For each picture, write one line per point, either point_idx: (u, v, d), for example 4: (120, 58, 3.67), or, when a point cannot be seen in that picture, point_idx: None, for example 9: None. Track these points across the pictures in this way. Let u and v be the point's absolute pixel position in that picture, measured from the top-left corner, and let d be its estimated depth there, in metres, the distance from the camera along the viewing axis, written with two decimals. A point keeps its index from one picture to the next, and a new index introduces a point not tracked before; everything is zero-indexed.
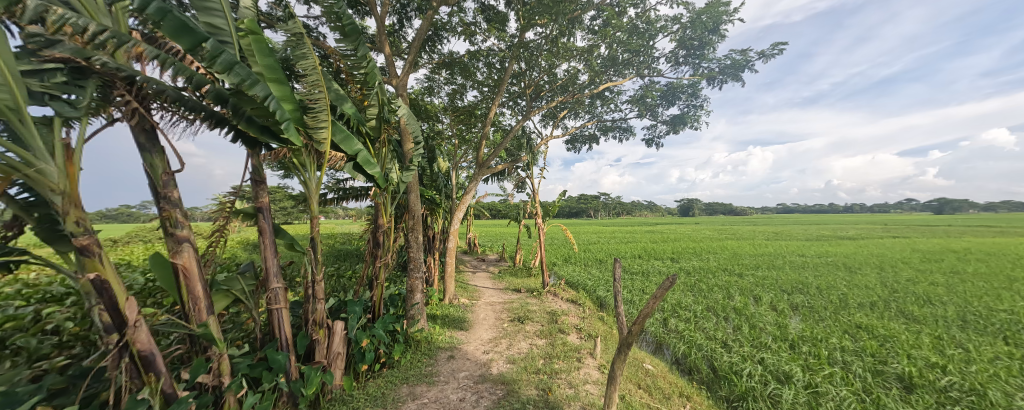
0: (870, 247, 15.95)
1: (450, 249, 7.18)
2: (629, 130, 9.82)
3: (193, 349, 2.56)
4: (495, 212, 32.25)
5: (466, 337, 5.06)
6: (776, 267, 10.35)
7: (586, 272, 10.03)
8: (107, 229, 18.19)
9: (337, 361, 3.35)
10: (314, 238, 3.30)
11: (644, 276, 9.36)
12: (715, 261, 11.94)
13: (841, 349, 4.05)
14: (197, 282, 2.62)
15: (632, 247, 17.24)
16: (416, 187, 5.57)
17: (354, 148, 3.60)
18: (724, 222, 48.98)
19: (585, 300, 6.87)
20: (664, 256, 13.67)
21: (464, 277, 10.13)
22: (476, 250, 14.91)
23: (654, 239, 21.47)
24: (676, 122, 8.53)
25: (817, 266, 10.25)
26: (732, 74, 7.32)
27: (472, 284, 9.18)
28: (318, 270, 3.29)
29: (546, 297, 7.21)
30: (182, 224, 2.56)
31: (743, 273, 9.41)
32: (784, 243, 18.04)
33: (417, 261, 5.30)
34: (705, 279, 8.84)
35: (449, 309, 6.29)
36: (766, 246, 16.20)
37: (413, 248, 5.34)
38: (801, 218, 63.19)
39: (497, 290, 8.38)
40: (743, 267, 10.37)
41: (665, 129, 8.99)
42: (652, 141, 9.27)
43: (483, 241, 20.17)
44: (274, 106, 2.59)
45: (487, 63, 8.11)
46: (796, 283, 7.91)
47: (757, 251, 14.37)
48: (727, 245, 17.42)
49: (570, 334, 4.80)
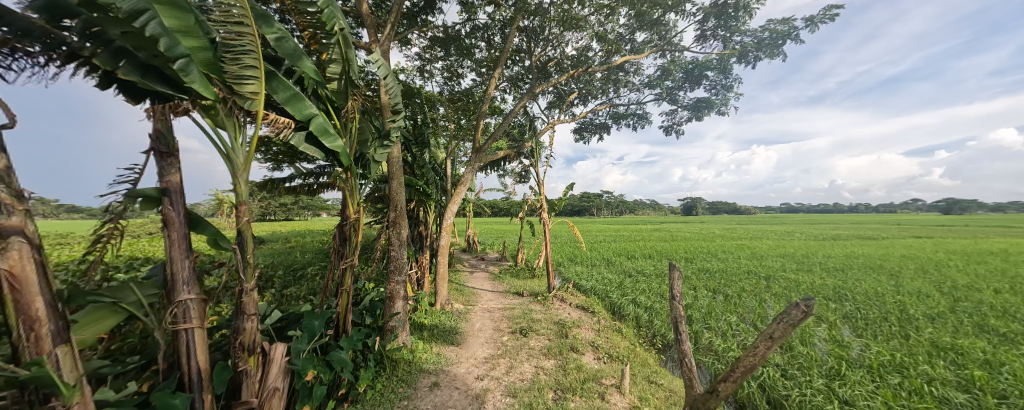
0: (897, 247, 14.94)
1: (443, 247, 6.29)
2: (645, 117, 8.89)
3: (24, 399, 1.67)
4: (497, 209, 31.37)
5: (457, 354, 4.17)
6: (805, 269, 9.38)
7: (595, 274, 9.12)
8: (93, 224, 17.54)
9: (273, 400, 2.49)
10: (242, 232, 2.39)
11: (661, 279, 8.43)
12: (735, 262, 10.99)
13: (941, 383, 3.11)
14: (37, 301, 1.63)
15: (641, 246, 16.31)
16: (400, 173, 4.69)
17: (305, 111, 2.70)
18: (731, 221, 47.92)
19: (597, 307, 5.96)
20: (678, 256, 12.71)
21: (461, 278, 9.22)
22: (476, 248, 14.04)
23: (663, 238, 20.55)
24: (699, 106, 7.62)
25: (850, 269, 9.28)
26: (769, 47, 6.32)
27: (469, 286, 8.32)
28: (247, 275, 2.40)
29: (553, 304, 6.29)
30: (10, 209, 1.55)
31: (771, 276, 8.47)
32: (803, 243, 17.03)
33: (399, 262, 4.41)
34: (730, 283, 7.92)
35: (440, 318, 5.40)
36: (785, 246, 15.23)
37: (395, 245, 4.47)
38: (809, 217, 61.97)
39: (497, 293, 7.50)
40: (768, 270, 9.42)
41: (687, 115, 8.08)
42: (671, 128, 8.36)
43: (484, 238, 19.30)
44: (148, 26, 1.78)
45: (486, 38, 7.19)
46: (837, 289, 6.94)
47: (776, 252, 13.39)
48: (742, 244, 16.42)
49: (585, 354, 3.91)
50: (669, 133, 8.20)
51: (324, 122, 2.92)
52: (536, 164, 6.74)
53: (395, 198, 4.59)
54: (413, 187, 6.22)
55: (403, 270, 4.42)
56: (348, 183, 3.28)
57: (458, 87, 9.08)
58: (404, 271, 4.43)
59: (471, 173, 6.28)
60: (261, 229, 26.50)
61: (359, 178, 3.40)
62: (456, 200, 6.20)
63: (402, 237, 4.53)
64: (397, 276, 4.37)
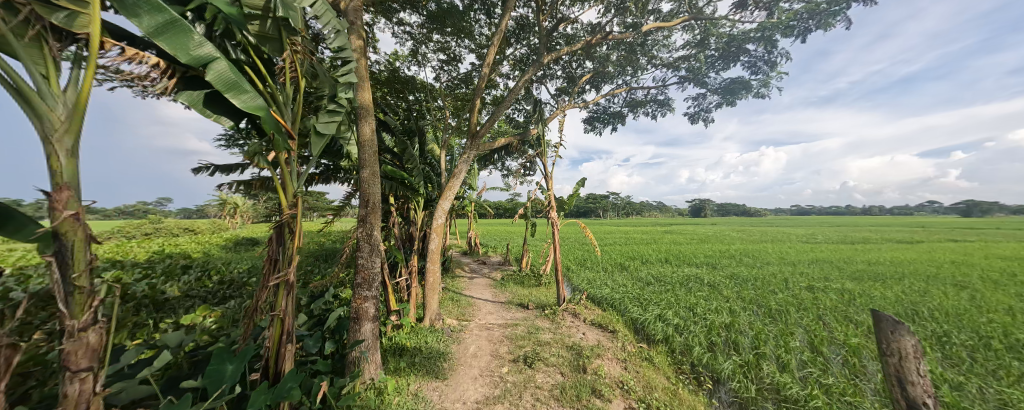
0: (940, 252, 13.61)
1: (434, 252, 5.29)
2: (666, 104, 7.92)
3: None
4: (502, 209, 30.45)
5: (443, 394, 3.21)
6: (851, 277, 8.23)
7: (609, 281, 8.12)
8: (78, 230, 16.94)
9: None
10: (61, 237, 1.44)
11: (687, 288, 7.38)
12: (765, 268, 9.86)
13: None
14: None
15: (655, 250, 15.22)
16: (374, 161, 3.75)
17: (193, 49, 1.80)
18: (743, 223, 46.36)
19: (617, 325, 4.97)
20: (698, 261, 11.61)
21: (458, 286, 8.26)
22: (477, 251, 13.14)
23: (676, 241, 19.39)
24: (734, 88, 6.62)
25: (902, 277, 8.14)
26: (825, 15, 5.25)
27: (466, 295, 7.40)
28: (75, 308, 1.47)
29: (564, 320, 5.26)
30: None
31: (814, 286, 7.38)
32: (831, 246, 15.78)
33: (368, 273, 3.42)
34: (768, 294, 6.85)
35: (426, 340, 4.42)
36: (813, 250, 14.02)
37: (363, 251, 3.48)
38: (823, 219, 60.05)
39: (498, 304, 6.56)
40: (806, 277, 8.32)
41: (716, 100, 7.09)
42: (697, 116, 7.38)
43: (487, 240, 18.41)
44: None
45: (486, 11, 6.27)
46: (904, 305, 5.82)
47: (807, 256, 12.19)
48: (765, 247, 15.24)
49: (611, 402, 2.93)
50: (696, 121, 7.26)
51: (233, 70, 1.97)
52: (545, 154, 5.75)
53: (366, 192, 3.63)
54: (399, 179, 5.26)
55: (374, 282, 3.44)
56: (285, 169, 2.32)
57: (455, 72, 8.18)
58: (375, 284, 3.45)
59: (467, 165, 5.20)
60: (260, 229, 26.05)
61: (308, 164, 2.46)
62: (447, 196, 5.19)
63: (375, 241, 3.54)
64: (364, 291, 3.36)
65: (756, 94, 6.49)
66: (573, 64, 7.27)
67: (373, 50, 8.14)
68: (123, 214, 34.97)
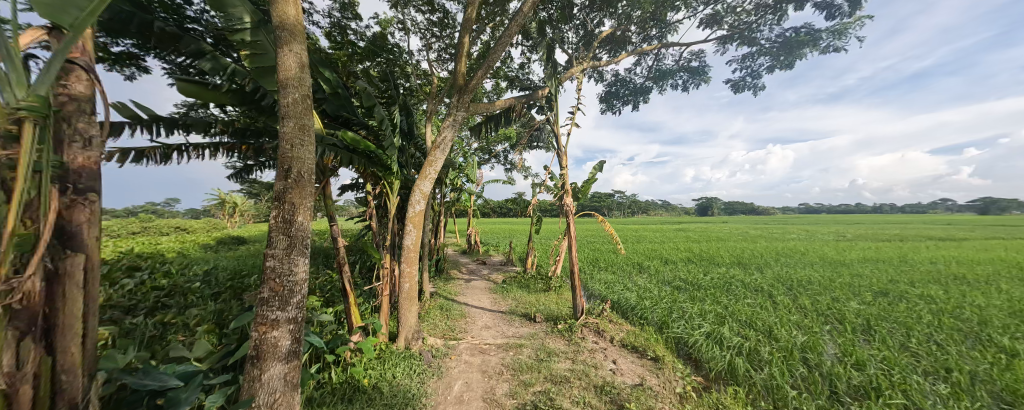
0: (998, 250, 12.05)
1: (410, 251, 3.93)
2: (700, 72, 6.63)
3: None
4: (505, 207, 29.15)
5: None
6: (928, 281, 6.75)
7: (631, 285, 6.85)
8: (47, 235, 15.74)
9: None
10: None
11: (731, 294, 6.01)
12: (811, 269, 8.43)
13: None
14: None
15: (674, 248, 13.82)
16: (307, 112, 2.49)
17: None
18: (755, 222, 44.66)
19: (658, 348, 3.70)
20: (728, 260, 10.19)
21: (452, 291, 7.00)
22: (477, 249, 11.93)
23: (693, 239, 17.97)
24: (794, 44, 5.39)
25: (989, 280, 6.74)
26: None
27: (461, 302, 6.18)
28: None
29: (584, 342, 3.94)
30: None
31: (886, 291, 6.03)
32: (867, 244, 14.35)
33: (282, 283, 2.10)
34: (832, 301, 5.56)
35: (392, 376, 3.16)
36: (853, 249, 12.57)
37: (273, 246, 2.14)
38: (838, 217, 57.99)
39: (498, 314, 5.34)
40: (869, 280, 6.96)
41: (766, 62, 5.86)
42: (741, 84, 6.09)
43: (489, 238, 17.16)
44: None
45: None
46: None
47: (853, 256, 10.68)
48: (796, 246, 13.78)
49: None
50: (741, 88, 6.02)
51: None
52: (557, 125, 4.42)
53: (288, 157, 2.32)
54: (363, 154, 3.87)
55: (294, 298, 2.14)
56: None
57: (449, 38, 6.96)
58: (296, 300, 2.16)
59: (455, 132, 3.80)
60: (255, 228, 25.10)
61: (59, 55, 1.10)
62: (426, 176, 3.84)
63: (297, 232, 2.22)
64: (271, 314, 2.04)
65: (826, 48, 5.22)
66: (591, 22, 5.92)
67: (353, 13, 6.90)
68: (122, 213, 34.35)
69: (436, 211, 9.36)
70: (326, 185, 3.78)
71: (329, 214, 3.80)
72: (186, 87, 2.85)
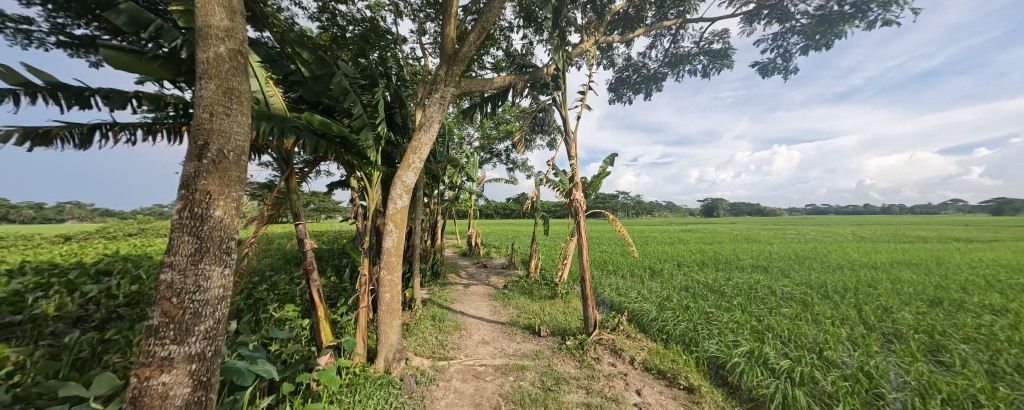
0: None
1: (391, 256, 3.31)
2: (721, 56, 5.99)
3: None
4: (507, 208, 28.64)
5: None
6: (981, 288, 6.01)
7: (645, 291, 6.20)
8: (40, 237, 15.42)
9: None
10: None
11: (762, 303, 5.31)
12: (841, 273, 7.72)
13: None
14: None
15: (686, 250, 13.09)
16: (240, 72, 1.87)
17: None
18: (763, 222, 43.73)
19: (690, 373, 3.06)
20: (748, 264, 9.45)
21: (448, 297, 6.40)
22: (478, 251, 11.35)
23: (703, 240, 17.25)
24: (835, 19, 4.78)
25: None
26: None
27: (457, 310, 5.57)
28: None
29: (598, 364, 3.29)
30: None
31: (939, 300, 5.32)
32: (891, 246, 13.54)
33: (182, 305, 1.48)
34: (880, 311, 4.86)
35: None
36: (878, 250, 11.80)
37: (172, 252, 1.51)
38: (849, 218, 56.69)
39: (498, 326, 4.72)
40: (912, 286, 6.25)
41: (799, 42, 5.25)
42: (770, 68, 5.46)
43: (492, 240, 16.56)
44: None
45: None
46: None
47: (881, 258, 9.93)
48: (816, 248, 13.00)
49: None
50: (770, 72, 5.40)
51: None
52: (565, 108, 3.79)
53: (206, 129, 1.70)
54: (335, 139, 3.25)
55: (198, 326, 1.52)
56: None
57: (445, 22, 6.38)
58: (202, 329, 1.54)
59: (442, 114, 3.19)
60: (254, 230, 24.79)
61: None
62: (409, 166, 3.22)
63: (212, 233, 1.61)
64: (161, 351, 1.43)
65: (874, 22, 4.60)
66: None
67: None
68: (126, 214, 34.39)
69: (434, 210, 8.78)
70: (290, 178, 3.18)
71: (294, 211, 3.19)
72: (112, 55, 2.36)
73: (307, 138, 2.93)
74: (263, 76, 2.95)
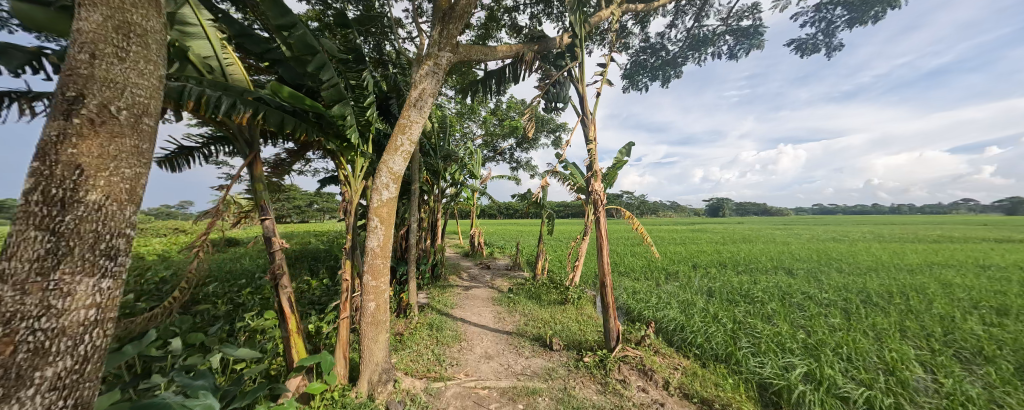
0: None
1: (376, 257, 2.76)
2: (751, 34, 5.41)
3: None
4: (511, 208, 28.14)
5: None
6: None
7: (665, 296, 5.62)
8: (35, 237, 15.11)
9: None
10: None
11: (803, 311, 4.69)
12: (876, 276, 7.09)
13: None
14: None
15: (700, 251, 12.47)
16: (145, 2, 1.36)
17: None
18: (772, 222, 42.81)
19: (743, 405, 2.48)
20: (770, 266, 8.81)
21: (447, 302, 5.87)
22: (481, 252, 10.82)
23: (715, 240, 16.59)
24: None
25: None
26: None
27: (457, 318, 5.03)
28: None
29: (626, 390, 2.73)
30: None
31: (1003, 308, 4.69)
32: (917, 246, 12.84)
33: (8, 341, 0.95)
34: (941, 321, 4.25)
35: None
36: (906, 251, 11.12)
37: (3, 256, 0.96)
38: (860, 218, 55.46)
39: (503, 337, 4.16)
40: (963, 290, 5.62)
41: (842, 14, 4.67)
42: (808, 46, 4.88)
43: (495, 240, 16.01)
44: None
45: None
46: None
47: (914, 259, 9.25)
48: (838, 248, 12.32)
49: None
50: (809, 50, 4.82)
51: None
52: (583, 83, 3.23)
53: (85, 76, 1.16)
54: (308, 115, 2.70)
55: (40, 372, 1.01)
56: None
57: None
58: (45, 377, 1.02)
59: (437, 87, 2.67)
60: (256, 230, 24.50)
61: None
62: (397, 150, 2.68)
63: (82, 228, 1.07)
64: None
65: None
66: None
67: None
68: None
69: (434, 209, 8.26)
70: (254, 164, 2.64)
71: (258, 204, 2.65)
72: (24, 9, 1.94)
73: (272, 112, 2.41)
74: (217, 39, 2.40)
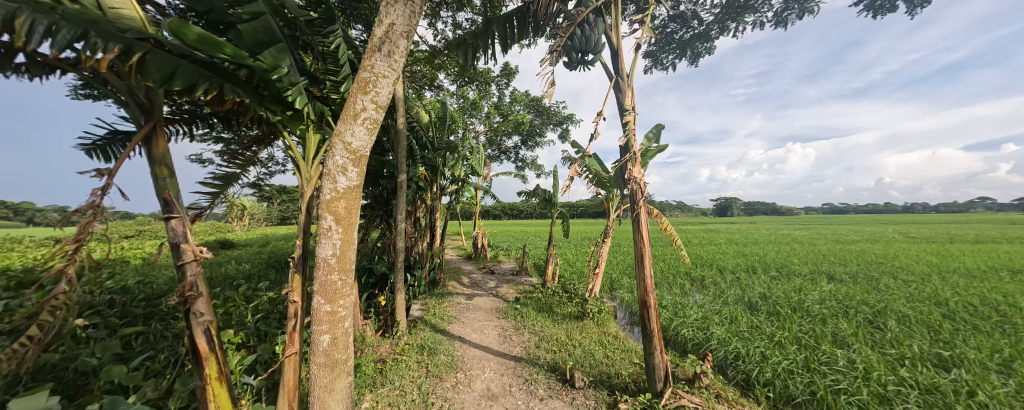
0: None
1: (331, 271, 1.94)
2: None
3: None
4: (515, 208, 27.28)
5: None
6: None
7: (701, 309, 4.76)
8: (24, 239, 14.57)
9: None
10: None
11: (883, 332, 3.77)
12: (937, 283, 6.14)
13: None
14: None
15: (721, 253, 11.49)
16: None
17: None
18: (785, 222, 41.38)
19: None
20: (807, 270, 7.87)
21: (445, 314, 5.07)
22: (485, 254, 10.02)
23: (734, 240, 15.55)
24: None
25: None
26: None
27: (455, 335, 4.22)
28: None
29: None
30: None
31: None
32: (958, 247, 11.77)
33: None
34: None
35: None
36: (952, 253, 10.05)
37: None
38: (876, 217, 53.63)
39: (511, 365, 3.33)
40: None
41: None
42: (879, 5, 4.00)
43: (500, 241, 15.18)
44: None
45: None
46: None
47: (969, 263, 8.24)
48: (872, 250, 11.29)
49: None
50: (881, 9, 3.94)
51: None
52: (619, 34, 2.42)
53: None
54: (230, 69, 1.90)
55: None
56: None
57: None
58: None
59: (411, 24, 1.87)
60: None
61: None
62: (357, 116, 1.86)
63: None
64: None
65: None
66: None
67: None
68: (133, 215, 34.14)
69: (433, 208, 7.48)
70: (155, 139, 1.83)
71: (161, 196, 1.84)
72: None
73: (162, 58, 1.58)
74: None
